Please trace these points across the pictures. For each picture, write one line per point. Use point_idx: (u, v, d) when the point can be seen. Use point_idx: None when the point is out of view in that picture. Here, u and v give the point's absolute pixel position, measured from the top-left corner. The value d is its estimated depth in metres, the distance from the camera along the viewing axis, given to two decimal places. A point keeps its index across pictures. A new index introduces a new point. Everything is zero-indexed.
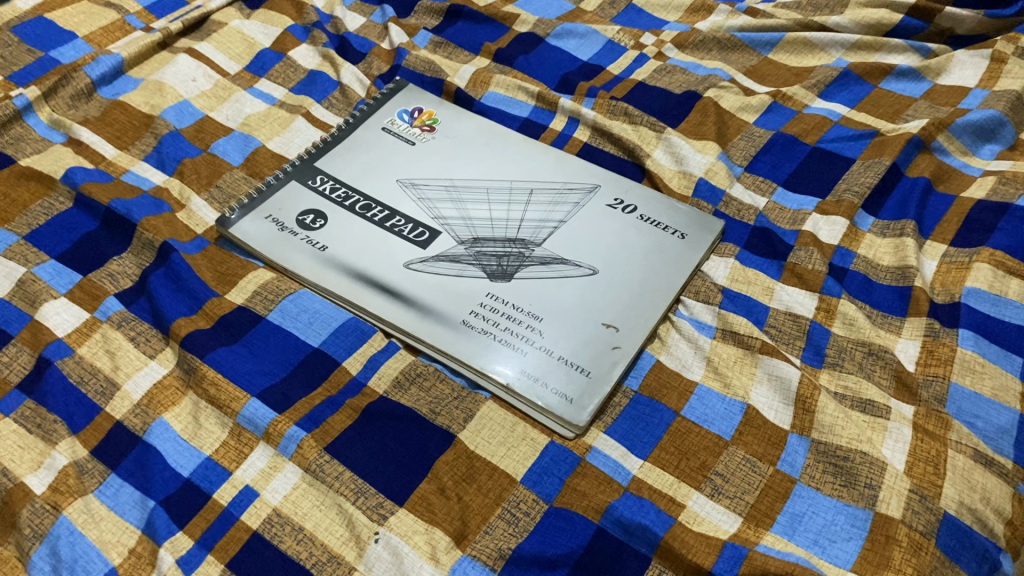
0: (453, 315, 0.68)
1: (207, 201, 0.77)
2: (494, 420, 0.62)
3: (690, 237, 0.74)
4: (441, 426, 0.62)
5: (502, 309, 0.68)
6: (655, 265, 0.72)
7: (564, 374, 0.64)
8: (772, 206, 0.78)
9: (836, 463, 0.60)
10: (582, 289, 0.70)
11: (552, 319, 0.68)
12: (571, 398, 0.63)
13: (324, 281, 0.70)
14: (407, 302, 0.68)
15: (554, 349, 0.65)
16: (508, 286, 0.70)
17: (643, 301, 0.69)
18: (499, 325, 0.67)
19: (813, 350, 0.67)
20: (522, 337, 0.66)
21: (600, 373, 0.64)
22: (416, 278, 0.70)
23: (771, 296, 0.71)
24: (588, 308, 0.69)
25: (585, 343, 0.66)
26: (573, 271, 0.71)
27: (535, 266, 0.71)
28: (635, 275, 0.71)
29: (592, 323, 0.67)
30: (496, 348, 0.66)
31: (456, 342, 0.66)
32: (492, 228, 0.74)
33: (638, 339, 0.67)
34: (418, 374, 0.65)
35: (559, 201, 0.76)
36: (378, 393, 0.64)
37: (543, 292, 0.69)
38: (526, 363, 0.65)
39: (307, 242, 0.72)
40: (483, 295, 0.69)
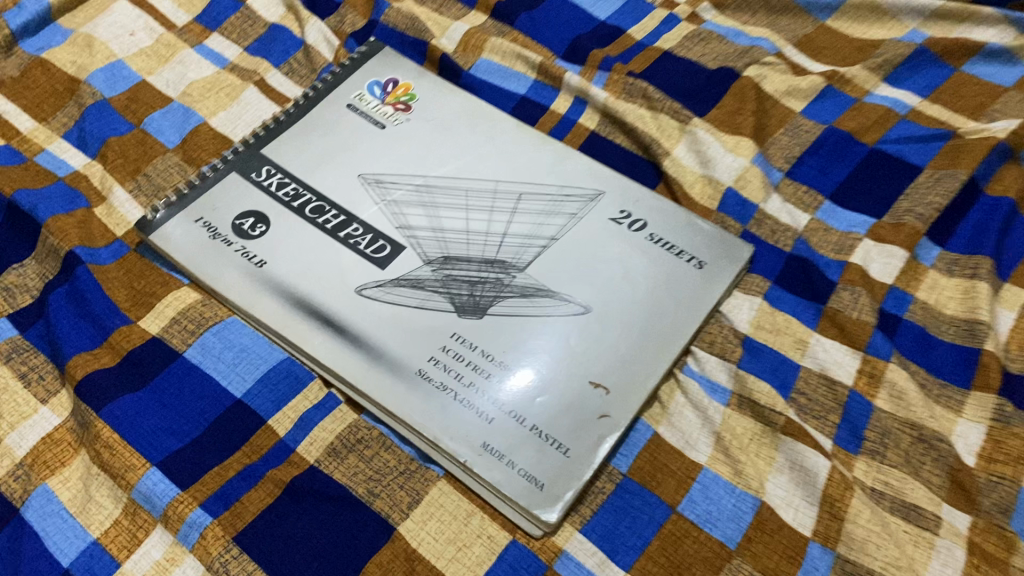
0: (407, 362, 0.55)
1: (132, 193, 0.64)
2: (445, 509, 0.51)
3: (709, 267, 0.60)
4: (379, 513, 0.50)
5: (468, 356, 0.55)
6: (663, 303, 0.58)
7: (536, 451, 0.52)
8: (814, 226, 0.64)
9: None
10: (570, 332, 0.57)
11: (529, 372, 0.55)
12: (542, 485, 0.51)
13: (256, 308, 0.58)
14: (353, 341, 0.56)
15: (527, 416, 0.53)
16: (479, 323, 0.57)
17: (644, 352, 0.56)
18: (462, 378, 0.54)
19: (848, 430, 0.54)
20: (488, 397, 0.54)
21: (580, 450, 0.52)
22: (368, 307, 0.57)
23: (804, 352, 0.57)
24: (575, 358, 0.56)
25: (566, 409, 0.54)
26: (560, 307, 0.58)
27: (515, 298, 0.58)
28: (637, 316, 0.57)
29: (578, 380, 0.55)
30: (456, 409, 0.53)
31: (408, 399, 0.54)
32: (468, 243, 0.61)
33: (633, 406, 0.54)
34: (359, 440, 0.53)
35: (553, 212, 0.62)
36: (308, 462, 0.52)
37: (521, 335, 0.56)
38: (490, 433, 0.52)
39: (243, 255, 0.60)
40: (446, 335, 0.56)
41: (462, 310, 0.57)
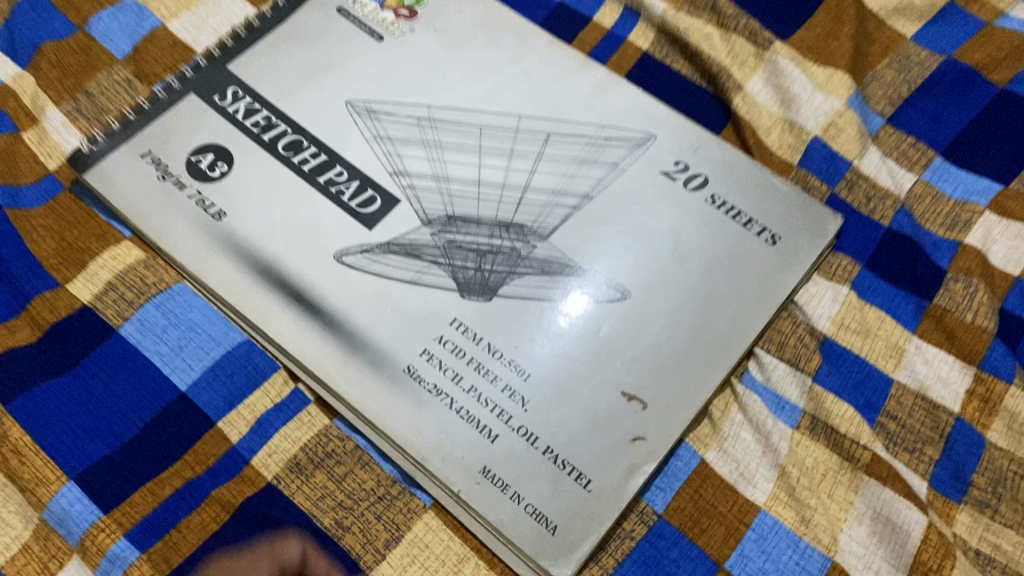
0: (393, 355, 0.44)
1: (69, 114, 0.52)
2: (431, 551, 0.41)
3: (785, 243, 0.47)
4: (348, 552, 0.40)
5: (471, 352, 0.44)
6: (723, 289, 0.45)
7: (550, 483, 0.41)
8: (919, 190, 0.49)
9: None
10: (601, 324, 0.44)
11: (545, 376, 0.43)
12: (554, 527, 0.40)
13: (212, 276, 0.46)
14: (328, 324, 0.45)
15: (540, 435, 0.42)
16: (486, 306, 0.45)
17: (695, 353, 0.44)
18: (461, 381, 0.43)
19: (951, 470, 0.42)
20: (493, 409, 0.42)
21: (605, 484, 0.41)
22: (349, 280, 0.46)
23: (899, 362, 0.45)
24: (606, 359, 0.43)
25: (590, 427, 0.42)
26: (590, 289, 0.45)
27: (533, 275, 0.45)
28: (688, 305, 0.45)
29: (608, 389, 0.43)
30: (452, 422, 0.42)
31: (392, 406, 0.43)
32: (479, 199, 0.48)
33: (675, 428, 0.42)
34: (329, 454, 0.43)
35: (588, 162, 0.49)
36: (266, 480, 0.42)
37: (538, 326, 0.44)
38: (493, 456, 0.41)
39: (198, 204, 0.48)
40: (444, 321, 0.44)
41: (465, 289, 0.45)
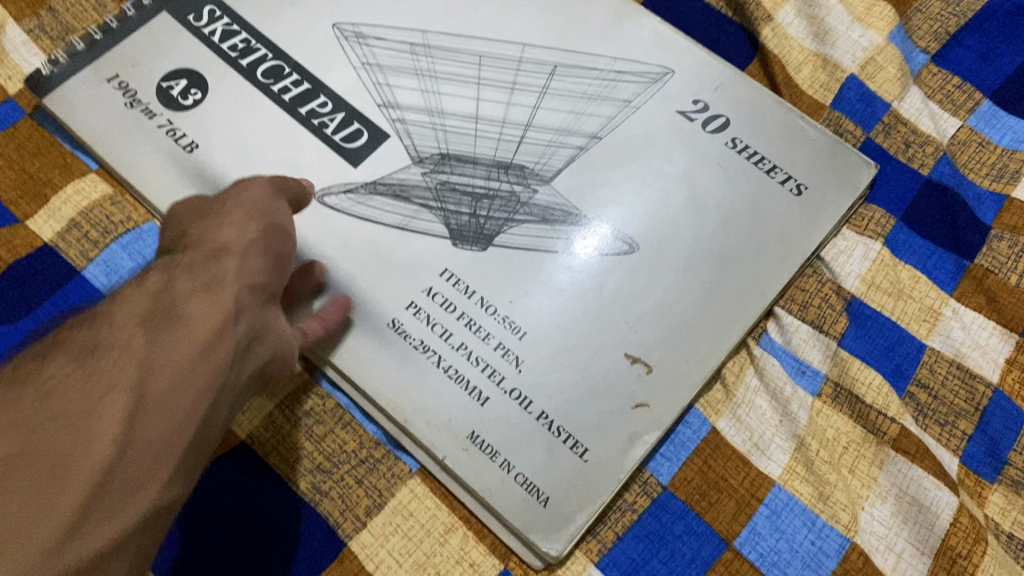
0: (378, 308, 0.40)
1: (31, 33, 0.47)
2: (415, 520, 0.37)
3: (811, 193, 0.42)
4: (326, 519, 0.37)
5: (461, 306, 0.40)
6: (741, 242, 0.41)
7: (543, 451, 0.38)
8: (964, 137, 0.45)
9: None
10: (606, 278, 0.40)
11: (542, 335, 0.39)
12: (546, 499, 0.37)
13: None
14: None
15: (535, 398, 0.38)
16: (480, 256, 0.41)
17: (708, 312, 0.40)
18: (449, 337, 0.40)
19: (986, 446, 0.38)
20: (484, 368, 0.39)
21: (604, 453, 0.37)
22: (331, 222, 0.42)
23: (933, 328, 0.41)
24: (610, 317, 0.40)
25: (590, 391, 0.38)
26: (595, 240, 0.41)
27: (531, 223, 0.41)
28: (701, 259, 0.41)
29: (611, 349, 0.39)
30: (439, 382, 0.39)
31: (375, 362, 0.39)
32: (476, 137, 0.44)
33: (682, 395, 0.38)
34: (307, 412, 0.39)
35: (597, 98, 0.45)
36: (238, 440, 0.38)
37: (535, 279, 0.40)
38: (483, 421, 0.38)
39: (169, 134, 0.44)
40: (433, 271, 0.41)
41: (458, 236, 0.41)
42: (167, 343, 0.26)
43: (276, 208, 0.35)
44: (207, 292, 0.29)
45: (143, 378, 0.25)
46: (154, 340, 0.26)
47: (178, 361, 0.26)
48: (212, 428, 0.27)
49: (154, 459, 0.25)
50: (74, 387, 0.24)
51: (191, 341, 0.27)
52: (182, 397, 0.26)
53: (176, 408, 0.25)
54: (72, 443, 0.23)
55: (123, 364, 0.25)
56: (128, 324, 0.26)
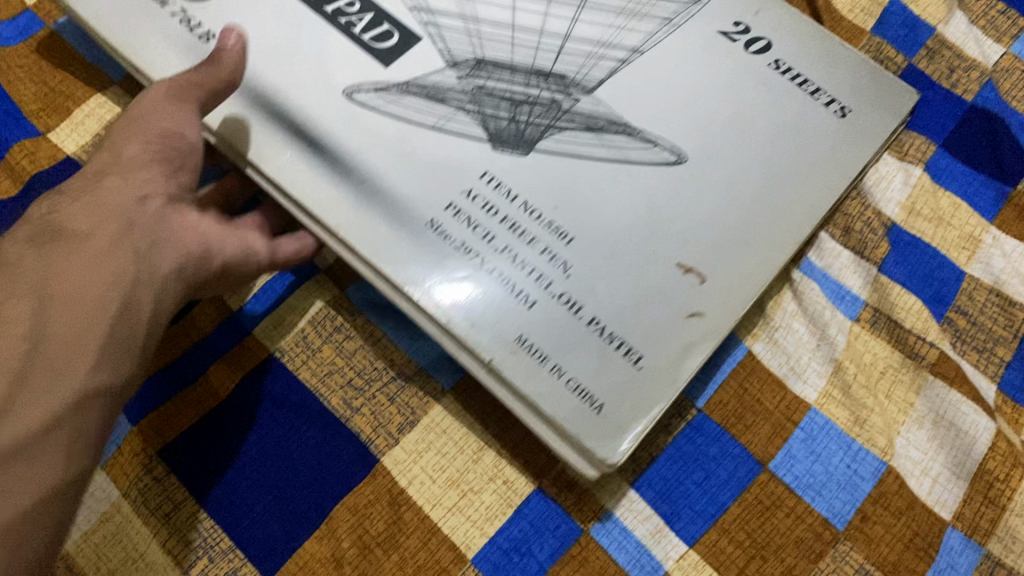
0: (413, 207, 0.37)
1: None
2: (448, 438, 0.37)
3: (856, 117, 0.40)
4: (358, 435, 0.37)
5: (502, 209, 0.37)
6: (791, 158, 0.39)
7: (594, 357, 0.34)
8: (1008, 63, 0.44)
9: None
10: (656, 187, 0.38)
11: (591, 240, 0.37)
12: (599, 406, 0.34)
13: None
14: (335, 167, 0.38)
15: (585, 304, 0.35)
16: (521, 160, 0.38)
17: (763, 225, 0.38)
18: (490, 239, 0.37)
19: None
20: (529, 272, 0.36)
21: (659, 361, 0.34)
22: (360, 120, 0.39)
23: (973, 255, 0.40)
24: (663, 226, 0.37)
25: (643, 301, 0.36)
26: (643, 151, 0.39)
27: (575, 130, 0.39)
28: (754, 169, 0.38)
29: (663, 259, 0.36)
30: (481, 283, 0.36)
31: (411, 262, 0.36)
32: (512, 46, 0.41)
33: (739, 306, 0.36)
34: (337, 328, 0.39)
35: (637, 14, 0.43)
36: (267, 350, 0.38)
37: (582, 184, 0.38)
38: (530, 324, 0.35)
39: (185, 24, 0.42)
40: (472, 172, 0.38)
41: (496, 140, 0.38)
42: (66, 255, 0.29)
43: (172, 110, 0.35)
44: (95, 202, 0.31)
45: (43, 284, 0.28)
46: (50, 258, 0.29)
47: (96, 253, 0.30)
48: (131, 316, 0.30)
49: (71, 343, 0.28)
50: None
51: (78, 250, 0.30)
52: (86, 293, 0.29)
53: (80, 303, 0.28)
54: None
55: (20, 286, 0.28)
56: (23, 248, 0.30)
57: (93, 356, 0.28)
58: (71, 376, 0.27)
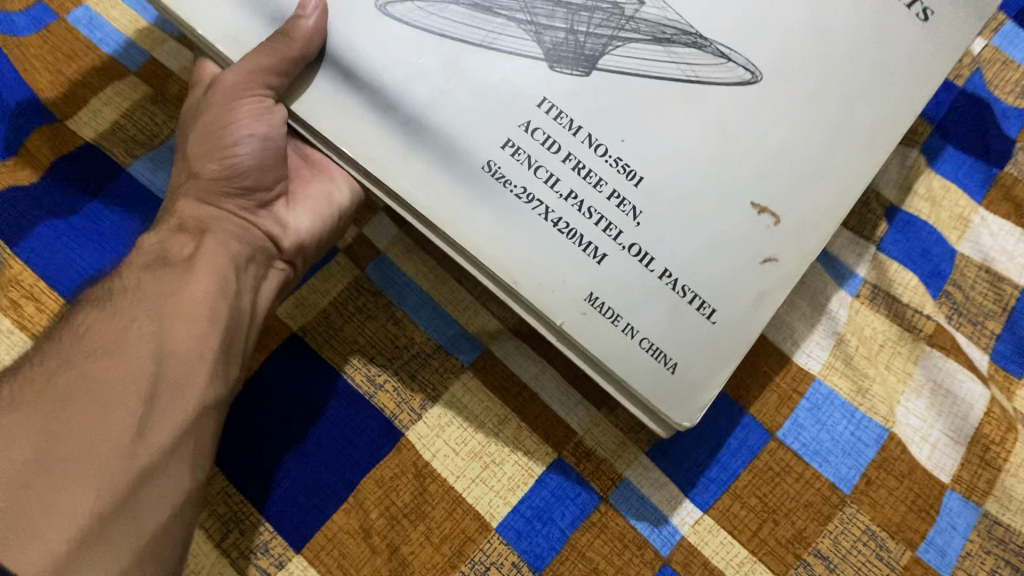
0: (467, 147, 0.32)
1: None
2: (469, 412, 0.38)
3: (939, 22, 0.33)
4: (382, 412, 0.38)
5: (565, 145, 0.32)
6: (874, 69, 0.33)
7: (667, 313, 0.32)
8: (990, 55, 0.46)
9: (1017, 564, 0.36)
10: (732, 112, 0.32)
11: (663, 179, 0.32)
12: (673, 365, 0.32)
13: (208, 27, 0.34)
14: (379, 108, 0.33)
15: (658, 255, 0.32)
16: (585, 84, 0.32)
17: (844, 147, 0.33)
18: (547, 174, 0.32)
19: (1013, 343, 0.41)
20: (598, 221, 0.32)
21: (734, 313, 0.32)
22: (394, 39, 0.32)
23: (963, 234, 0.43)
24: (740, 159, 0.32)
25: (715, 247, 0.32)
26: (715, 67, 0.32)
27: (641, 41, 0.32)
28: (833, 88, 0.32)
29: (739, 200, 0.32)
30: (545, 236, 0.32)
31: (468, 217, 0.32)
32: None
33: (813, 245, 0.33)
34: (357, 307, 0.40)
35: None
36: (289, 329, 0.39)
37: (653, 113, 0.32)
38: (601, 281, 0.32)
39: None
40: (529, 101, 0.32)
41: (555, 57, 0.32)
42: (176, 280, 0.32)
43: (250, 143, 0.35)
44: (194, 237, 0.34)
45: (160, 304, 0.31)
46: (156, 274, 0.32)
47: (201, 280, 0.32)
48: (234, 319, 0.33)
49: (187, 363, 0.30)
50: (85, 347, 0.29)
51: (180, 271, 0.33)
52: (196, 309, 0.31)
53: (194, 318, 0.31)
54: (117, 369, 0.29)
55: (139, 304, 0.31)
56: (135, 272, 0.33)
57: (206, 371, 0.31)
58: (189, 396, 0.30)
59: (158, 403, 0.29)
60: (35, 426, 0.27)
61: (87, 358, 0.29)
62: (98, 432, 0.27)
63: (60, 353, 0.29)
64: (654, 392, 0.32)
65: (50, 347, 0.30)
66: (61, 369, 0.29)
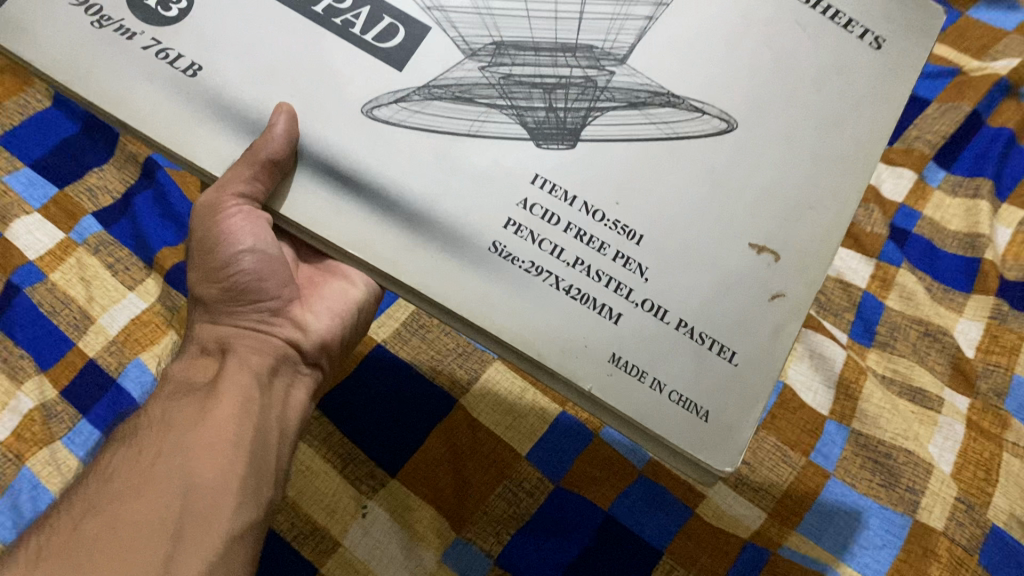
0: (476, 232, 0.40)
1: None
2: (500, 385, 0.57)
3: (891, 44, 0.42)
4: (443, 388, 0.56)
5: (566, 217, 0.40)
6: (835, 105, 0.42)
7: (691, 359, 0.39)
8: None
9: (876, 459, 0.54)
10: (713, 160, 0.40)
11: (659, 238, 0.40)
12: (705, 413, 0.39)
13: (210, 157, 0.41)
14: (379, 202, 0.40)
15: (669, 308, 0.39)
16: (571, 155, 0.40)
17: (822, 184, 0.41)
18: (550, 248, 0.40)
19: (862, 326, 0.60)
20: (608, 282, 0.39)
21: (750, 350, 0.40)
22: (386, 140, 0.40)
23: None
24: (730, 198, 0.40)
25: (721, 287, 0.40)
26: (690, 121, 0.40)
27: (620, 108, 0.40)
28: (806, 135, 0.41)
29: (735, 242, 0.40)
30: (565, 305, 0.39)
31: (494, 298, 0.39)
32: (530, 22, 0.41)
33: (814, 277, 0.40)
34: (420, 325, 0.59)
35: None
36: (375, 340, 0.58)
37: (646, 180, 0.40)
38: (622, 340, 0.39)
39: (158, 56, 0.41)
40: (523, 181, 0.40)
41: (541, 136, 0.40)
42: (199, 410, 0.41)
43: (249, 262, 0.45)
44: (202, 401, 0.42)
45: (182, 432, 0.40)
46: (178, 407, 0.42)
47: (227, 404, 0.42)
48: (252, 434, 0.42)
49: (212, 491, 0.38)
50: (123, 475, 0.39)
51: (194, 411, 0.42)
52: (218, 428, 0.41)
53: (213, 439, 0.40)
54: (149, 490, 0.38)
55: (161, 438, 0.40)
56: (162, 411, 0.42)
57: (226, 477, 0.39)
58: (210, 502, 0.38)
59: (185, 534, 0.37)
60: (83, 539, 0.36)
61: (119, 501, 0.37)
62: (133, 560, 0.35)
63: (93, 498, 0.38)
64: (696, 441, 0.39)
65: (86, 488, 0.39)
66: (93, 512, 0.37)
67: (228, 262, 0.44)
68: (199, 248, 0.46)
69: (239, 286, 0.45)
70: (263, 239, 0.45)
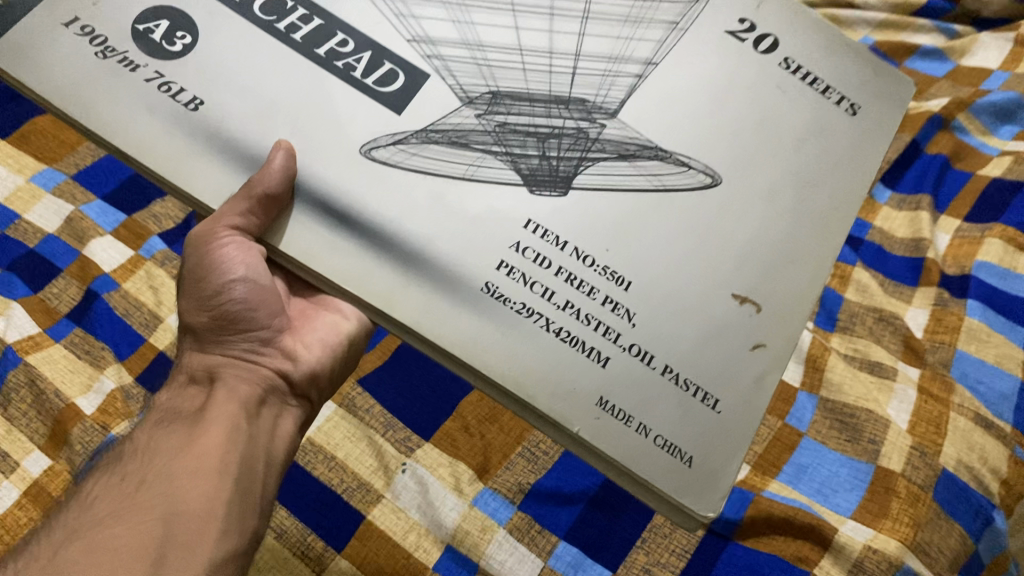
0: (470, 273, 0.43)
1: None
2: None
3: (866, 110, 0.49)
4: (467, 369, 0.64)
5: (557, 261, 0.43)
6: (808, 167, 0.47)
7: (676, 407, 0.43)
8: None
9: (842, 419, 0.63)
10: (692, 219, 0.45)
11: (646, 286, 0.44)
12: (689, 458, 0.43)
13: (215, 193, 0.44)
14: (376, 239, 0.43)
15: (655, 353, 0.43)
16: (562, 203, 0.44)
17: (795, 244, 0.46)
18: (534, 286, 0.43)
19: (825, 314, 0.70)
20: (596, 326, 0.43)
21: (732, 400, 0.44)
22: (390, 179, 0.44)
23: None
24: (704, 255, 0.45)
25: (705, 336, 0.44)
26: (677, 174, 0.45)
27: (609, 159, 0.45)
28: (783, 192, 0.46)
29: (721, 295, 0.44)
30: (555, 346, 0.43)
31: (489, 340, 0.43)
32: (524, 75, 0.46)
33: (790, 327, 0.45)
34: None
35: (643, 22, 0.48)
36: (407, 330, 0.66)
37: (627, 229, 0.44)
38: (612, 386, 0.43)
39: (160, 89, 0.44)
40: (518, 225, 0.44)
41: (533, 182, 0.44)
42: (185, 438, 0.45)
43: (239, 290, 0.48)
44: (187, 432, 0.45)
45: (167, 459, 0.43)
46: (166, 436, 0.45)
47: (214, 433, 0.45)
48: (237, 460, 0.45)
49: (197, 516, 0.41)
50: (109, 498, 0.42)
51: (178, 439, 0.45)
52: (204, 455, 0.44)
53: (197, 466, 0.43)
54: (133, 511, 0.40)
55: (145, 465, 0.43)
56: (148, 441, 0.45)
57: (208, 499, 0.42)
58: (191, 522, 0.41)
59: (167, 561, 0.39)
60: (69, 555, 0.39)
61: (100, 527, 0.40)
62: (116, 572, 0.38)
63: (76, 524, 0.41)
64: (681, 486, 0.42)
65: (68, 514, 0.42)
66: (75, 537, 0.40)
67: (219, 291, 0.47)
68: (192, 275, 0.49)
69: (230, 314, 0.48)
70: (253, 267, 0.47)
